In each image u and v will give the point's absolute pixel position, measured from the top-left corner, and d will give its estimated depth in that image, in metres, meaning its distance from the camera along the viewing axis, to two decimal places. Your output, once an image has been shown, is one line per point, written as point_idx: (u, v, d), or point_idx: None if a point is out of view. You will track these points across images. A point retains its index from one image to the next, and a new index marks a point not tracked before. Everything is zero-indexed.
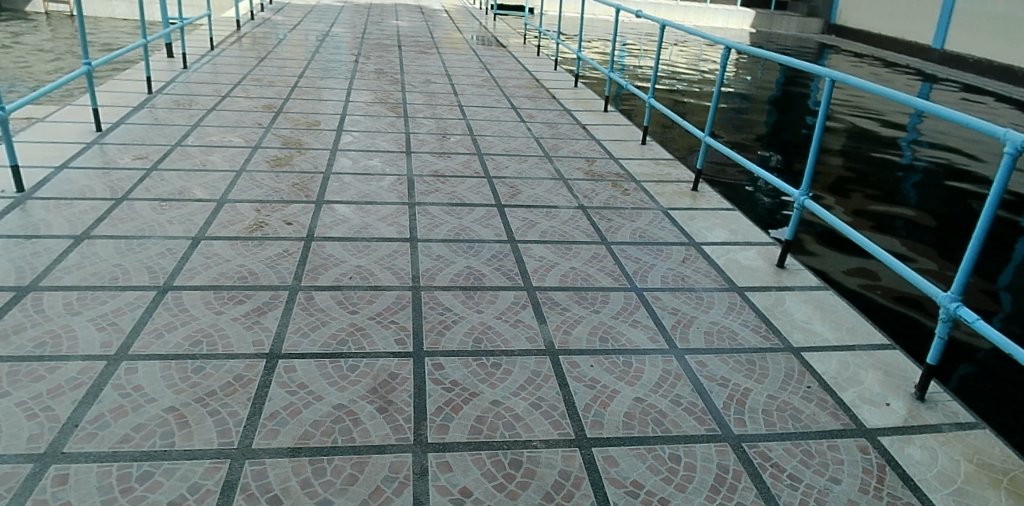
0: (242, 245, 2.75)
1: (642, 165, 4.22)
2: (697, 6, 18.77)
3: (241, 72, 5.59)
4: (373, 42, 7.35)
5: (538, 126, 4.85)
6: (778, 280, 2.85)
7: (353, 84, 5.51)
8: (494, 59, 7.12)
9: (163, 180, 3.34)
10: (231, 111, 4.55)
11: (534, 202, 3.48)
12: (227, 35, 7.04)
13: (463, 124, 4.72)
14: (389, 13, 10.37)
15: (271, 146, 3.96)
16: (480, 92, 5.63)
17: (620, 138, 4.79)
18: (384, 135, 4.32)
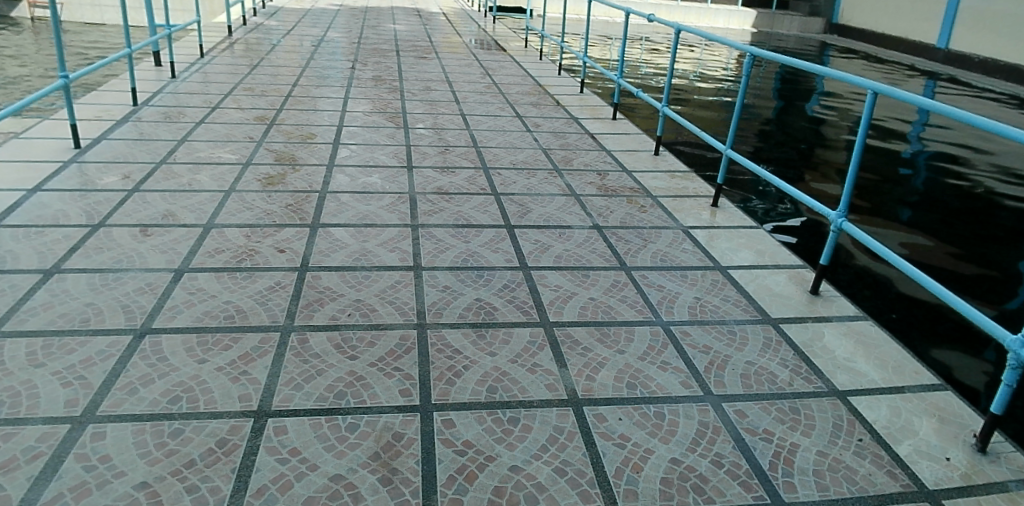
0: (228, 278, 2.72)
1: (658, 179, 4.31)
2: (697, 6, 18.91)
3: (234, 80, 5.65)
4: (370, 47, 7.47)
5: (541, 136, 5.00)
6: (757, 261, 3.23)
7: (352, 93, 5.61)
8: (492, 64, 7.24)
9: (175, 175, 3.68)
10: (219, 124, 4.56)
11: (546, 221, 3.54)
12: (218, 42, 7.11)
13: (466, 134, 4.85)
14: (385, 16, 10.48)
15: (278, 163, 4.01)
16: (484, 99, 5.79)
17: (632, 148, 4.91)
18: (383, 149, 4.40)
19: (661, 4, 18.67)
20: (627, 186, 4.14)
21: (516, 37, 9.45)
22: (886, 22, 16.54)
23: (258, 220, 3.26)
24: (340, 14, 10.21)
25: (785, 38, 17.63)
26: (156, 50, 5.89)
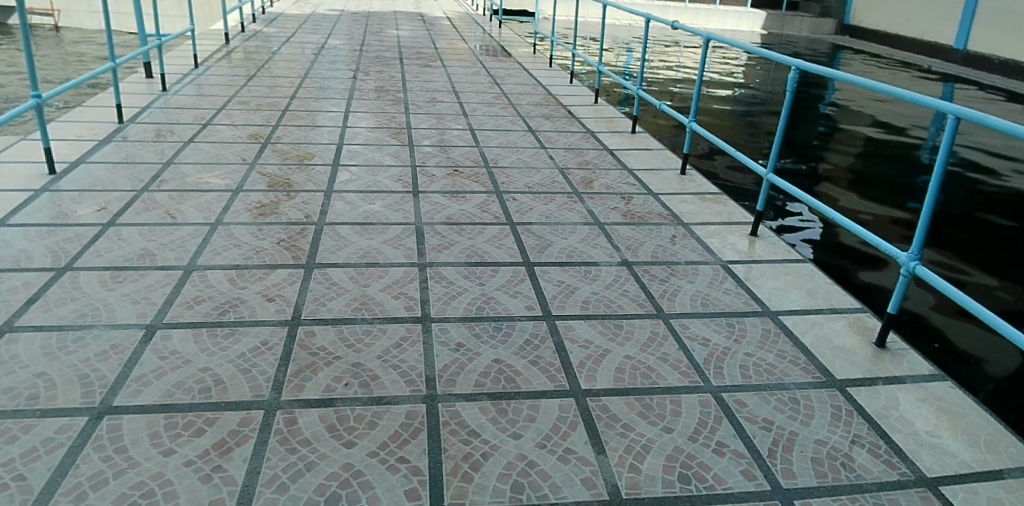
0: (208, 336, 2.45)
1: (686, 202, 3.99)
2: (707, 7, 18.57)
3: (228, 93, 5.34)
4: (373, 55, 7.14)
5: (556, 154, 4.64)
6: (808, 305, 2.95)
7: (350, 106, 5.29)
8: (498, 72, 6.90)
9: (153, 202, 3.42)
10: (209, 143, 4.27)
11: (568, 256, 3.22)
12: (214, 50, 6.82)
13: (477, 151, 4.54)
14: (389, 22, 10.17)
15: (271, 189, 3.69)
16: (500, 113, 5.46)
17: (655, 166, 4.58)
18: (387, 170, 4.08)
19: (670, 5, 18.40)
20: (649, 206, 3.89)
21: (524, 45, 9.11)
22: (899, 22, 16.16)
23: (247, 260, 2.97)
24: (342, 20, 9.88)
25: (801, 40, 17.25)
26: (147, 60, 5.57)
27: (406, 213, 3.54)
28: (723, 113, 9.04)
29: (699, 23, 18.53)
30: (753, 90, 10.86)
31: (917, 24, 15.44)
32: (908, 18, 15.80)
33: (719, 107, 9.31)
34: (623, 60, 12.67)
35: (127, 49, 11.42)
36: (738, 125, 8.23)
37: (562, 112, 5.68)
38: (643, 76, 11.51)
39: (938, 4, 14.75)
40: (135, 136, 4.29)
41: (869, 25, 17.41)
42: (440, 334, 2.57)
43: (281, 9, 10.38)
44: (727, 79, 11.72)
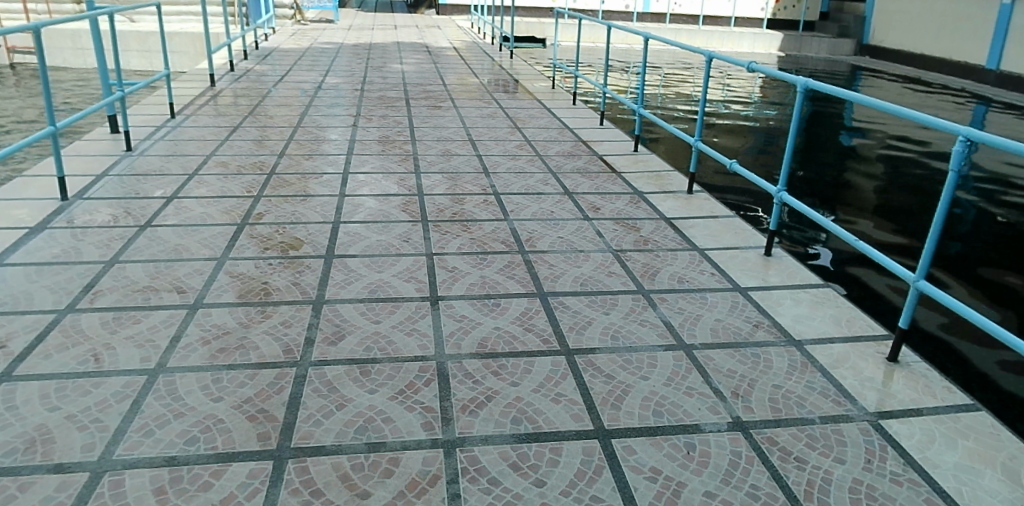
0: (169, 482, 1.87)
1: (705, 229, 3.57)
2: (720, 31, 18.17)
3: (215, 138, 4.81)
4: (376, 95, 6.71)
5: (590, 196, 3.96)
6: (898, 401, 2.36)
7: (351, 148, 4.66)
8: (512, 111, 6.27)
9: (127, 277, 2.85)
10: (196, 198, 3.63)
11: (615, 338, 2.64)
12: (200, 94, 6.41)
13: (483, 178, 4.19)
14: (391, 54, 9.83)
15: (265, 253, 3.12)
16: (517, 151, 4.80)
17: (665, 188, 4.15)
18: (398, 202, 3.76)
19: (682, 29, 18.00)
20: (704, 259, 3.26)
21: (536, 76, 8.56)
22: (925, 42, 15.87)
23: (212, 361, 2.39)
24: (340, 56, 9.44)
25: (812, 62, 16.88)
26: (112, 114, 4.73)
27: (420, 289, 2.91)
28: (744, 139, 8.60)
29: (714, 45, 17.89)
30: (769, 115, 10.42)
31: (948, 43, 15.11)
32: (934, 40, 15.56)
33: (737, 135, 8.88)
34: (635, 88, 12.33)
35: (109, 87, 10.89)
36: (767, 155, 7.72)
37: (583, 146, 5.06)
38: (656, 103, 11.17)
39: (970, 23, 14.52)
40: (114, 190, 3.69)
41: (889, 44, 17.10)
42: (468, 481, 1.93)
43: (270, 44, 9.91)
44: (744, 106, 11.25)
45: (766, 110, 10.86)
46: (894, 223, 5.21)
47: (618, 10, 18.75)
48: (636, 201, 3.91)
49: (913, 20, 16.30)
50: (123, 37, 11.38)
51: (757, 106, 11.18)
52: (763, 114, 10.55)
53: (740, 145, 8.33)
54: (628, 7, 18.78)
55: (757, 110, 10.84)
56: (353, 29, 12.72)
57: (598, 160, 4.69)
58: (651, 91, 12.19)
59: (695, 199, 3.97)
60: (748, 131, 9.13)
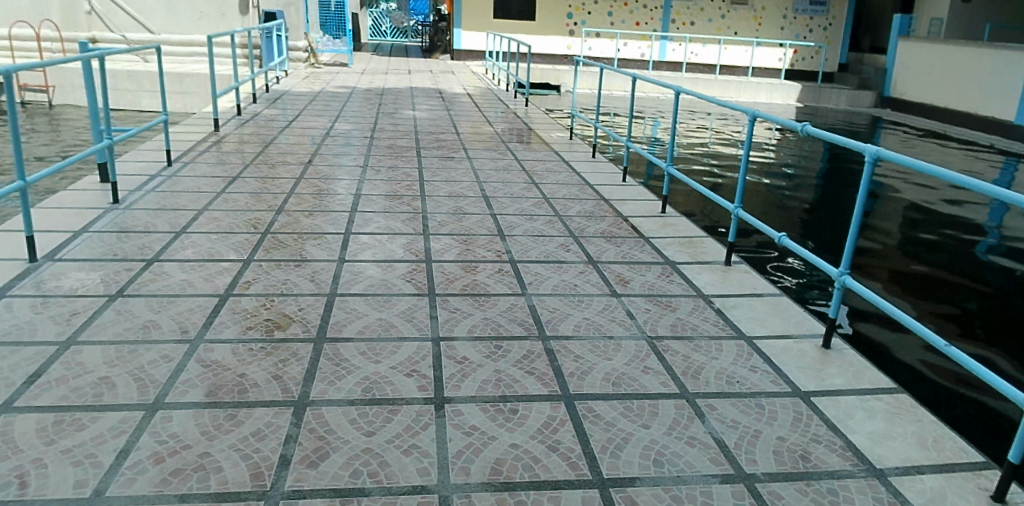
0: None
1: (752, 313, 3.16)
2: (737, 82, 17.72)
3: (212, 189, 4.48)
4: (387, 143, 6.41)
5: (617, 266, 3.58)
6: None
7: (354, 204, 4.31)
8: (528, 164, 5.93)
9: (80, 365, 2.53)
10: (178, 263, 3.28)
11: (657, 465, 2.20)
12: (203, 139, 6.13)
13: (498, 242, 3.82)
14: (404, 100, 9.60)
15: (247, 334, 2.79)
16: (533, 211, 4.43)
17: (701, 258, 3.75)
18: (403, 271, 3.39)
19: (699, 78, 17.72)
20: (754, 352, 2.87)
21: (552, 125, 8.24)
22: (949, 97, 15.60)
23: (162, 487, 1.99)
24: (352, 100, 9.20)
25: (832, 114, 16.62)
26: (103, 161, 4.41)
27: (423, 388, 2.51)
28: (770, 194, 8.22)
29: (730, 95, 17.43)
30: (794, 168, 10.05)
31: (973, 98, 14.84)
32: (958, 95, 15.29)
33: (761, 190, 8.49)
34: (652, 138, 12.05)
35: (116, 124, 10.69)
36: (795, 214, 7.33)
37: (605, 205, 4.68)
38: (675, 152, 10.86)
39: (996, 79, 14.27)
40: (91, 249, 3.36)
41: (911, 98, 16.87)
42: None
43: (282, 87, 9.71)
44: (766, 158, 10.86)
45: (789, 162, 10.51)
46: (944, 293, 4.75)
47: (634, 58, 18.72)
48: (670, 273, 3.52)
49: (937, 74, 16.07)
50: (136, 77, 11.27)
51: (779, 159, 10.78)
52: (786, 167, 10.18)
53: (765, 201, 7.95)
54: (644, 55, 18.77)
55: (780, 163, 10.47)
56: (366, 73, 12.58)
57: (621, 223, 4.29)
58: (670, 140, 11.89)
59: (734, 273, 3.58)
60: (772, 185, 8.76)
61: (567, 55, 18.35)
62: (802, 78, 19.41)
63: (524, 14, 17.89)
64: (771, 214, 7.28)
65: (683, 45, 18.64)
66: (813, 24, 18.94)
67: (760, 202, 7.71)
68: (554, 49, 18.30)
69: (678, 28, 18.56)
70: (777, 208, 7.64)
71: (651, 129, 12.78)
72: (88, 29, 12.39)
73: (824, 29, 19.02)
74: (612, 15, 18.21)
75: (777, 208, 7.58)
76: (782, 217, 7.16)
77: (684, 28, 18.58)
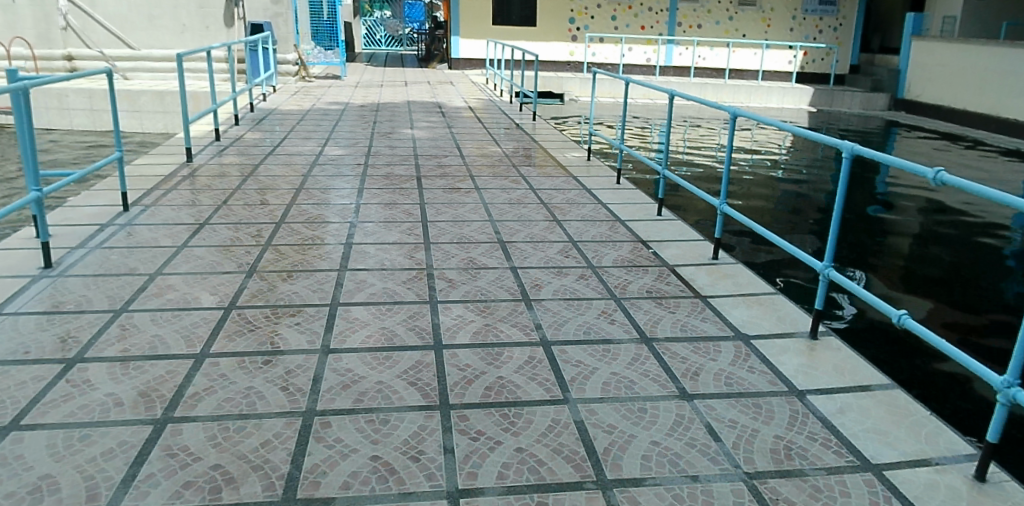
0: None
1: (869, 422, 2.35)
2: (746, 86, 16.72)
3: (172, 244, 3.74)
4: (382, 172, 5.65)
5: (679, 349, 2.75)
6: None
7: (342, 263, 3.52)
8: (544, 193, 5.13)
9: None
10: (104, 366, 2.50)
11: None
12: (169, 173, 5.35)
13: (522, 309, 3.04)
14: (401, 117, 8.83)
15: (180, 499, 1.88)
16: (561, 260, 3.66)
17: (776, 328, 2.97)
18: (402, 360, 2.60)
19: (706, 83, 16.68)
20: (893, 494, 2.01)
21: (564, 142, 7.44)
22: (967, 98, 14.70)
23: None
24: (344, 118, 8.44)
25: (847, 118, 15.79)
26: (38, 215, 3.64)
27: None
28: (804, 210, 7.38)
29: (739, 100, 16.59)
30: (825, 179, 9.21)
31: (994, 98, 13.93)
32: (977, 96, 14.38)
33: (794, 205, 7.64)
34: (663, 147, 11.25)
35: (93, 146, 9.95)
36: (843, 227, 6.46)
37: (642, 249, 3.91)
38: (692, 162, 10.05)
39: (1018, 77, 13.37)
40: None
41: (926, 99, 15.95)
42: None
43: (268, 105, 8.98)
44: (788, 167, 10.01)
45: (816, 171, 9.67)
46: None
47: (640, 64, 17.96)
48: (746, 360, 2.71)
49: (952, 74, 15.18)
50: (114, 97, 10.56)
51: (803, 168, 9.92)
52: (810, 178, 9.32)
53: (798, 218, 7.10)
54: (650, 60, 18.02)
55: (803, 173, 9.61)
56: (359, 86, 11.84)
57: (665, 277, 3.49)
58: (685, 149, 11.11)
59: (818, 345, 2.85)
60: (803, 200, 7.92)
61: (570, 61, 17.59)
62: (812, 80, 18.56)
63: (523, 20, 17.17)
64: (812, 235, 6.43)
65: (690, 49, 17.90)
66: (823, 25, 18.13)
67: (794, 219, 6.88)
68: (556, 55, 17.56)
69: (684, 32, 17.78)
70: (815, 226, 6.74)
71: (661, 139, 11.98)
72: (63, 46, 11.70)
73: (834, 30, 18.21)
74: (616, 19, 17.46)
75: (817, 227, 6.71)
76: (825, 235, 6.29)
77: (691, 32, 17.81)
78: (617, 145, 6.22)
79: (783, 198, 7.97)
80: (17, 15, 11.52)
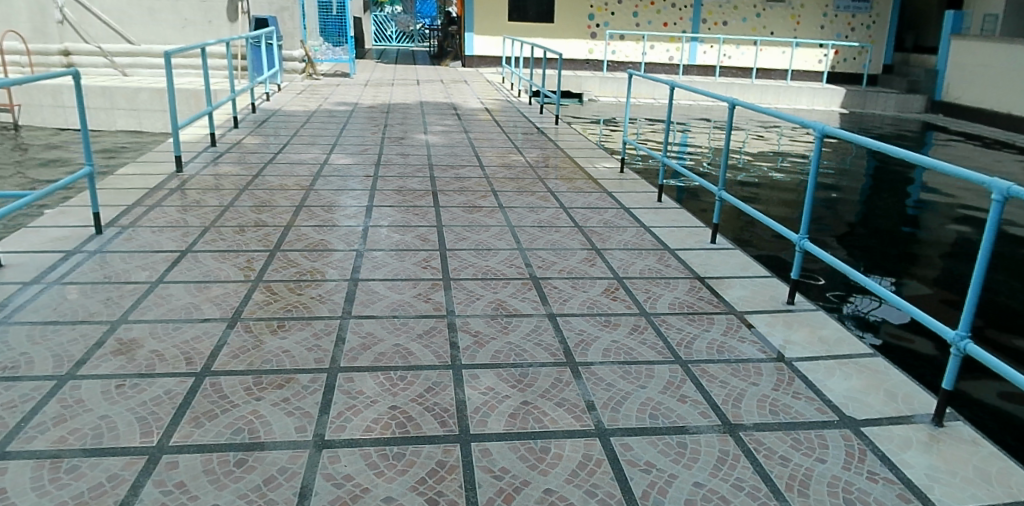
0: None
1: None
2: (776, 87, 16.03)
3: (143, 281, 3.16)
4: (394, 185, 5.05)
5: (774, 445, 2.19)
6: None
7: (345, 307, 2.95)
8: (577, 212, 4.52)
9: None
10: (29, 474, 1.90)
11: None
12: (156, 185, 4.78)
13: (565, 380, 2.47)
14: (414, 119, 8.26)
15: None
16: (606, 305, 3.06)
17: (891, 412, 2.40)
18: (414, 456, 2.05)
19: (733, 84, 15.99)
20: None
21: (592, 149, 6.82)
22: (1010, 103, 13.86)
23: None
24: (352, 121, 7.87)
25: (881, 121, 15.06)
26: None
27: None
28: (857, 216, 6.70)
29: (766, 102, 15.86)
30: (872, 182, 8.52)
31: None
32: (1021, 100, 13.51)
33: (843, 208, 6.94)
34: (691, 150, 10.57)
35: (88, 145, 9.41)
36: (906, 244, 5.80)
37: (701, 288, 3.29)
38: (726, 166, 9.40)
39: None
40: None
41: (967, 103, 15.17)
42: None
43: (271, 106, 8.43)
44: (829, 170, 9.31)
45: (860, 174, 9.00)
46: None
47: (661, 62, 17.30)
48: (863, 464, 2.12)
49: (995, 77, 14.36)
50: (111, 94, 10.02)
51: (847, 171, 9.21)
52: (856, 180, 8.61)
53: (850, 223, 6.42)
54: (672, 59, 17.36)
55: (848, 176, 8.90)
56: (370, 85, 11.29)
57: (736, 334, 2.86)
58: (716, 152, 10.45)
59: (943, 438, 2.26)
60: (852, 203, 7.23)
61: (588, 60, 16.97)
62: (843, 81, 17.82)
63: (540, 15, 16.54)
64: (873, 243, 5.75)
65: (715, 48, 17.24)
66: (856, 23, 17.40)
67: (847, 227, 6.20)
68: (575, 53, 16.92)
69: (709, 29, 17.13)
70: (873, 233, 6.05)
71: (687, 141, 11.30)
72: (59, 40, 11.19)
73: (867, 28, 17.47)
74: (638, 16, 16.82)
75: (875, 234, 6.03)
76: (891, 247, 5.62)
77: (715, 29, 17.15)
78: (657, 158, 5.59)
79: (833, 204, 7.29)
80: (11, 9, 11.03)
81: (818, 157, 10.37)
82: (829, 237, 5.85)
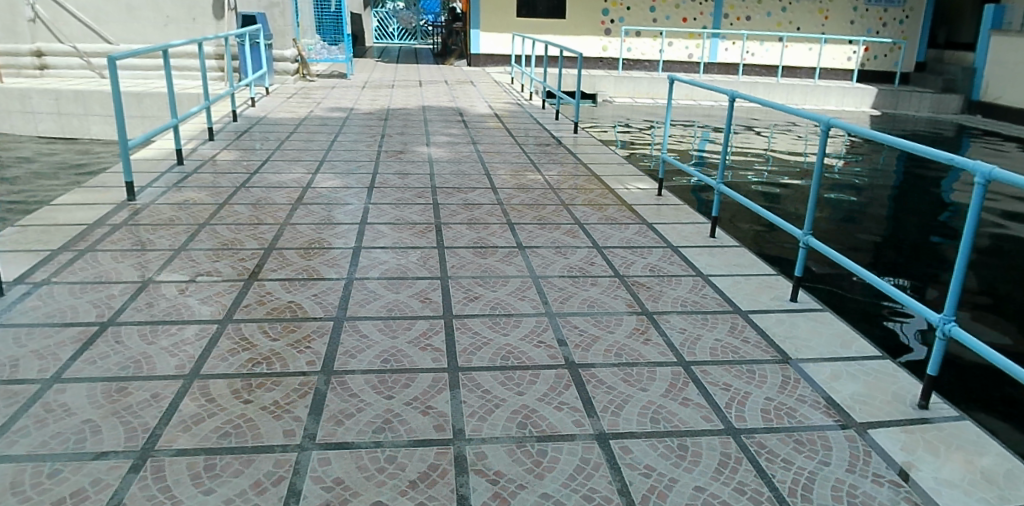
0: None
1: None
2: (803, 85, 15.03)
3: (24, 378, 2.27)
4: (392, 217, 4.21)
5: None
6: None
7: (307, 427, 2.04)
8: (615, 255, 3.65)
9: None
10: None
11: None
12: (96, 220, 3.92)
13: None
14: (415, 127, 7.41)
15: None
16: (675, 416, 2.19)
17: None
18: None
19: (756, 83, 15.02)
20: None
21: (620, 165, 5.95)
22: None
23: None
24: (346, 130, 7.03)
25: (916, 122, 14.06)
26: None
27: None
28: (934, 228, 5.72)
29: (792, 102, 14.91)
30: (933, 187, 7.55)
31: None
32: None
33: (913, 222, 5.97)
34: (715, 152, 9.64)
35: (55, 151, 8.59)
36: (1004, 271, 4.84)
37: (799, 383, 2.44)
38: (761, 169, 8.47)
39: None
40: None
41: (1008, 102, 14.11)
42: None
43: (255, 113, 7.61)
44: (881, 171, 8.33)
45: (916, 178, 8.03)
46: None
47: (681, 60, 16.37)
48: None
49: None
50: (85, 99, 9.21)
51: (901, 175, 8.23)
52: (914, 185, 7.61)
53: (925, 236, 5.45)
54: (692, 57, 16.43)
55: (902, 181, 7.92)
56: (368, 87, 10.46)
57: (867, 470, 2.01)
58: (746, 154, 9.54)
59: None
60: (920, 212, 6.26)
61: (602, 58, 16.07)
62: (873, 79, 16.82)
63: (551, 11, 15.62)
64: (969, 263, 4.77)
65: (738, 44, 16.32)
66: (888, 17, 16.41)
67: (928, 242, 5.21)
68: (588, 50, 16.02)
69: (732, 24, 16.21)
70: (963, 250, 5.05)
71: (709, 143, 10.37)
72: (32, 40, 10.45)
73: (900, 22, 16.49)
74: (655, 10, 15.81)
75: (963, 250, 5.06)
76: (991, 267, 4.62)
77: (739, 24, 16.23)
78: (688, 169, 4.69)
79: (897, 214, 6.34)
80: None
81: (862, 158, 9.41)
82: (907, 260, 4.90)
